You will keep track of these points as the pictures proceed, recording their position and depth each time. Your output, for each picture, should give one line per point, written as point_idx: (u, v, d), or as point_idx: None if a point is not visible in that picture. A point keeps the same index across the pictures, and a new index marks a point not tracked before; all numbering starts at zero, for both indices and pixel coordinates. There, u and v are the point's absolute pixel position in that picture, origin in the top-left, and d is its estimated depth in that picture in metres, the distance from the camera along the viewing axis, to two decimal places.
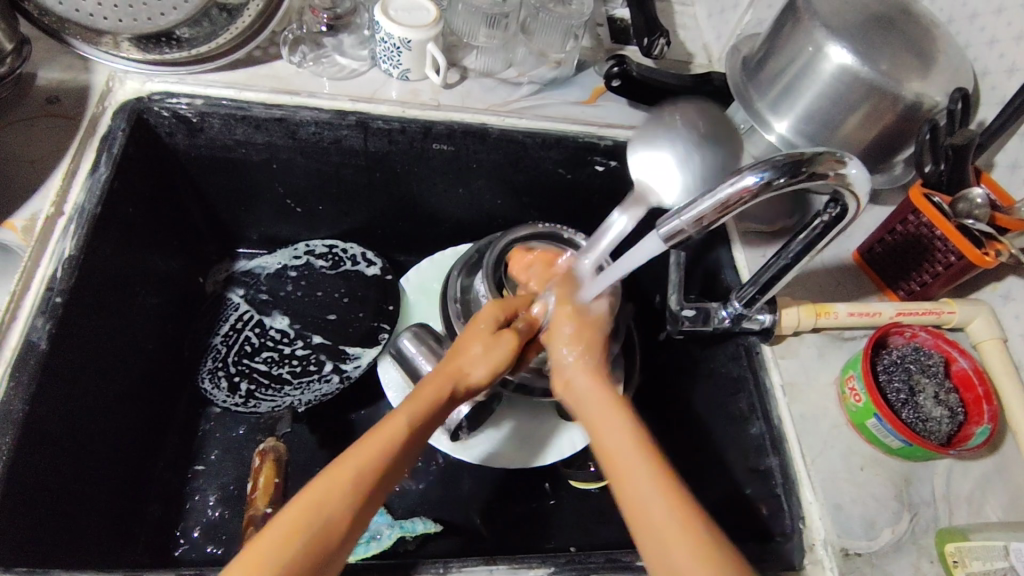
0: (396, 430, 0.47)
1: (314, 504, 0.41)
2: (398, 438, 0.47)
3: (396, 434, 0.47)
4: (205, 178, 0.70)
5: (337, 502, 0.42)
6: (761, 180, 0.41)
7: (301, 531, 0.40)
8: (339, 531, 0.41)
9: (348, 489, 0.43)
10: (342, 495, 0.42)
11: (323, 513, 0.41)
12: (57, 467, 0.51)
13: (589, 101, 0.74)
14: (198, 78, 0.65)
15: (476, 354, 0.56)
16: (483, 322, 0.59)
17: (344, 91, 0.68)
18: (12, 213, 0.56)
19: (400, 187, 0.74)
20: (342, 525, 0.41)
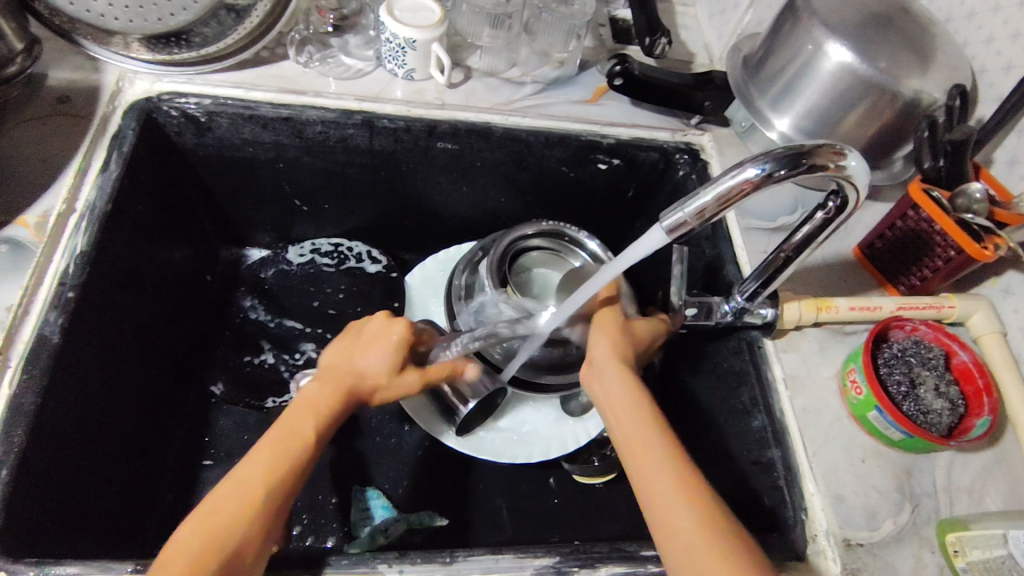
0: (299, 438, 0.47)
1: (213, 529, 0.41)
2: (302, 449, 0.47)
3: (292, 447, 0.47)
4: (212, 175, 0.71)
5: (239, 525, 0.42)
6: (762, 172, 0.41)
7: (200, 558, 0.39)
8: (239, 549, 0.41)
9: (242, 506, 0.42)
10: (244, 515, 0.42)
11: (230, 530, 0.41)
12: (69, 461, 0.52)
13: (592, 100, 0.75)
14: (206, 78, 0.66)
15: (376, 371, 0.54)
16: (383, 341, 0.56)
17: (350, 90, 0.69)
18: (24, 210, 0.57)
19: (405, 186, 0.75)
20: (237, 552, 0.41)
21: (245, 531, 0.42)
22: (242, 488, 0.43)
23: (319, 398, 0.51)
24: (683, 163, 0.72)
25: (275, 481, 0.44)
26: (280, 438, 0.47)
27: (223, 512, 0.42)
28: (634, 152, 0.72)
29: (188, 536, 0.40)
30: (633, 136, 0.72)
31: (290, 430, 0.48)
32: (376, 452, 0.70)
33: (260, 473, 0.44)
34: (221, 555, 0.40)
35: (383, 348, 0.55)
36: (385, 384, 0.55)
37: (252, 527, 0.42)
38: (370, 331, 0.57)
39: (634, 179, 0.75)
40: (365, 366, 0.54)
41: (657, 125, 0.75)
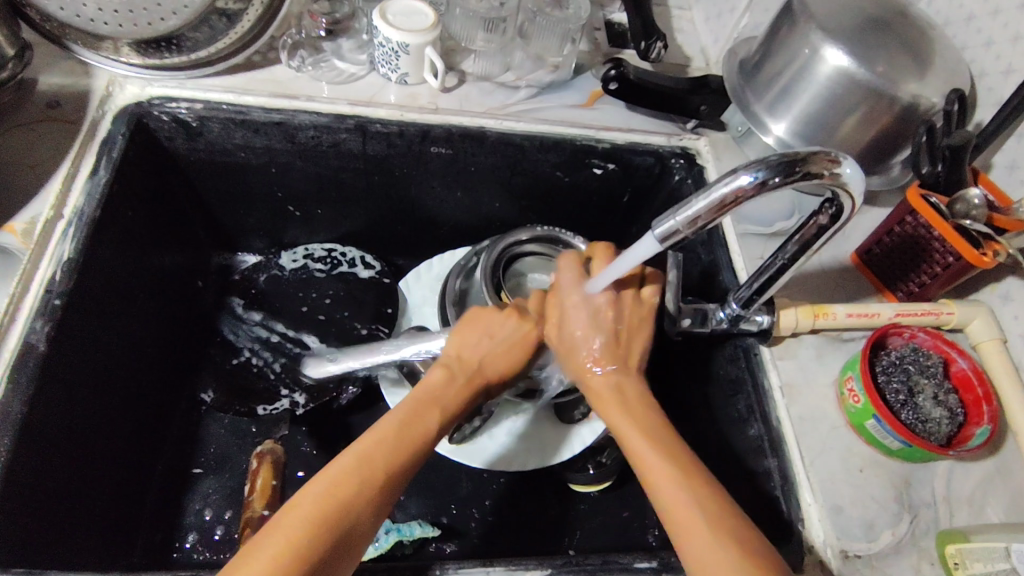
0: (424, 434, 0.47)
1: (343, 496, 0.41)
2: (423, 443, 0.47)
3: (418, 430, 0.47)
4: (204, 180, 0.71)
5: (363, 497, 0.42)
6: (755, 180, 0.41)
7: (319, 531, 0.39)
8: (358, 521, 0.41)
9: (366, 479, 0.42)
10: (370, 492, 0.42)
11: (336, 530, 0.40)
12: (56, 472, 0.51)
13: (587, 104, 0.75)
14: (198, 83, 0.66)
15: (500, 365, 0.55)
16: (511, 342, 0.56)
17: (343, 94, 0.69)
18: (11, 217, 0.56)
19: (399, 191, 0.75)
20: (357, 526, 0.41)
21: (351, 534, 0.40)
22: (369, 463, 0.43)
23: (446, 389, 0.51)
24: (679, 168, 0.72)
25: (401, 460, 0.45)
26: (402, 425, 0.47)
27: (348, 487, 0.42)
28: (630, 156, 0.72)
29: (307, 505, 0.40)
30: (628, 140, 0.72)
31: (413, 419, 0.47)
32: None
33: (389, 456, 0.44)
34: (342, 526, 0.40)
35: (514, 349, 0.56)
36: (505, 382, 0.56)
37: (372, 502, 0.42)
38: (507, 331, 0.56)
39: (629, 184, 0.74)
40: (490, 365, 0.55)
41: (653, 129, 0.74)
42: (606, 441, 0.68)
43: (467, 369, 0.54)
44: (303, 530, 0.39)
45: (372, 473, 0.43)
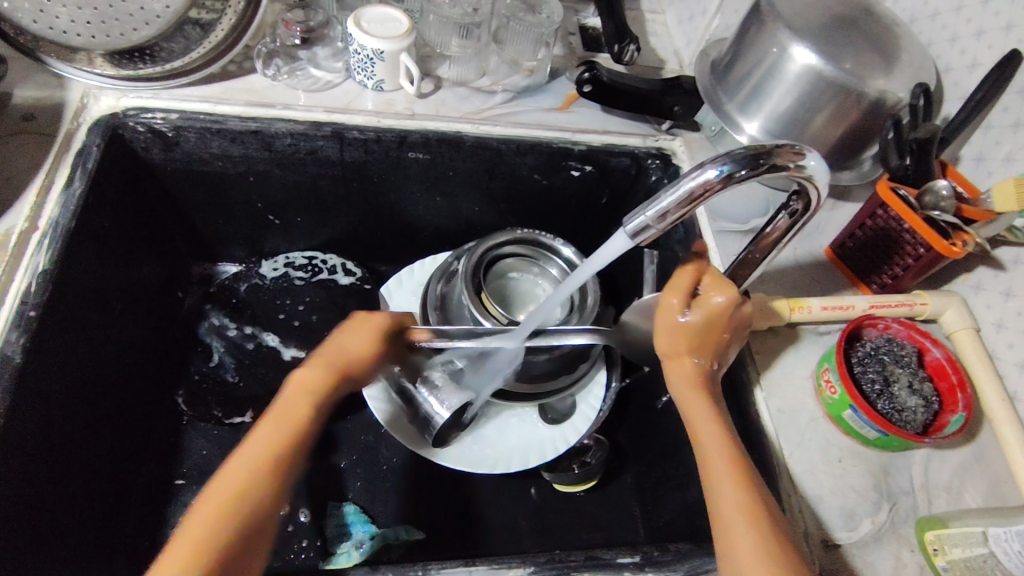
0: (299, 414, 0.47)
1: (229, 497, 0.41)
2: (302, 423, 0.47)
3: (287, 420, 0.47)
4: (182, 190, 0.71)
5: (246, 491, 0.42)
6: (722, 173, 0.41)
7: (217, 527, 0.40)
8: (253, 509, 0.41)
9: (254, 467, 0.43)
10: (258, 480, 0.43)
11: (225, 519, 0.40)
12: (34, 483, 0.50)
13: (562, 108, 0.75)
14: (173, 93, 0.66)
15: (361, 347, 0.54)
16: (361, 323, 0.56)
17: (319, 102, 0.69)
18: None
19: (378, 197, 0.75)
20: (253, 513, 0.41)
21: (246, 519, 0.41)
22: (251, 457, 0.44)
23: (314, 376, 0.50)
24: (656, 169, 0.72)
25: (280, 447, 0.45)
26: (276, 414, 0.47)
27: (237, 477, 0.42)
28: (606, 158, 0.72)
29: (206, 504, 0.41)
30: (605, 142, 0.73)
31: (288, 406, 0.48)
32: (352, 468, 0.70)
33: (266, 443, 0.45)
34: (240, 516, 0.41)
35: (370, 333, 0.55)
36: (371, 363, 0.55)
37: (264, 486, 0.43)
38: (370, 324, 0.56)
39: (607, 185, 0.75)
40: (353, 348, 0.54)
41: (628, 131, 0.75)
42: (590, 442, 0.70)
43: (326, 354, 0.53)
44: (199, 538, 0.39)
45: (251, 466, 0.43)
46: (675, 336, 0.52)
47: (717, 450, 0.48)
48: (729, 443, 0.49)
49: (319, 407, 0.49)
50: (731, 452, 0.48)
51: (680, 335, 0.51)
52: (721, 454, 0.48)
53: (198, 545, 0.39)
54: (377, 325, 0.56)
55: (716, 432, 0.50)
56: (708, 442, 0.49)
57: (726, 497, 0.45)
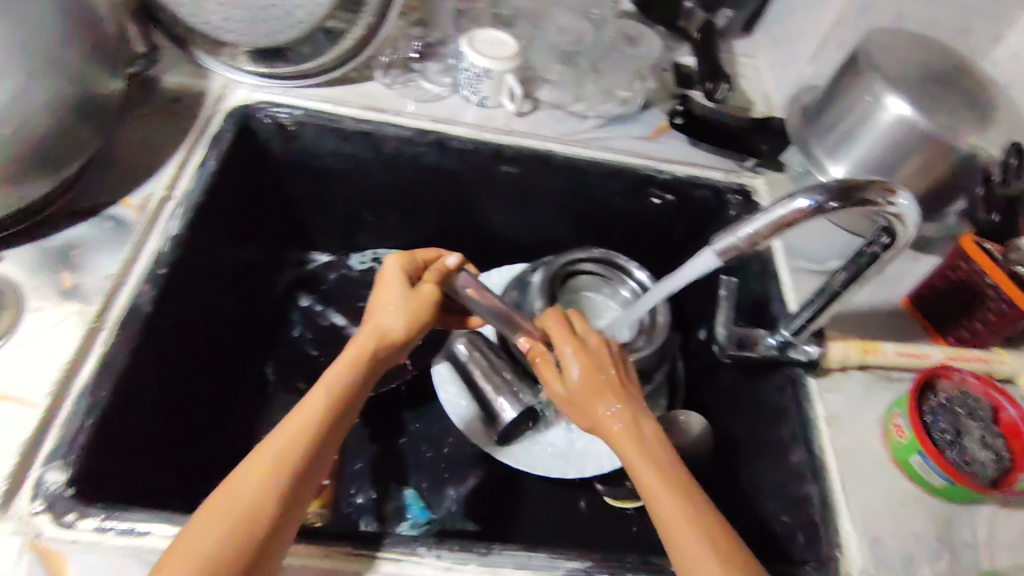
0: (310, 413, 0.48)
1: (247, 503, 0.43)
2: (312, 421, 0.48)
3: (295, 427, 0.47)
4: (293, 180, 0.77)
5: (258, 495, 0.43)
6: (813, 204, 0.43)
7: (233, 534, 0.41)
8: (266, 510, 0.43)
9: (274, 470, 0.45)
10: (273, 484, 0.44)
11: (235, 516, 0.42)
12: (146, 423, 0.56)
13: (650, 137, 0.78)
14: (299, 92, 0.73)
15: (388, 308, 0.58)
16: (386, 281, 0.60)
17: (427, 112, 0.75)
18: (129, 193, 0.62)
19: (468, 205, 0.80)
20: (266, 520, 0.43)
21: (261, 520, 0.42)
22: (264, 459, 0.45)
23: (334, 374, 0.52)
24: (735, 205, 0.74)
25: (295, 451, 0.46)
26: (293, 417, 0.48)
27: (253, 485, 0.43)
28: (688, 188, 0.75)
29: (225, 507, 0.42)
30: (688, 173, 0.75)
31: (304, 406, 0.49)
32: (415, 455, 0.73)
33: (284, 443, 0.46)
34: (256, 520, 0.42)
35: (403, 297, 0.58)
36: (409, 318, 0.57)
37: (278, 488, 0.44)
38: (399, 289, 0.59)
39: (686, 216, 0.77)
40: (382, 317, 0.57)
41: (711, 165, 0.77)
42: None
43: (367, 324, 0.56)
44: (215, 542, 0.41)
45: (264, 468, 0.44)
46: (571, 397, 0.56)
47: (643, 465, 0.49)
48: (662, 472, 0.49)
49: (336, 412, 0.49)
50: (659, 472, 0.49)
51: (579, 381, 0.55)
52: (647, 470, 0.49)
53: (210, 549, 0.40)
54: (396, 274, 0.60)
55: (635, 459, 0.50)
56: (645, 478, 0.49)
57: (668, 513, 0.46)
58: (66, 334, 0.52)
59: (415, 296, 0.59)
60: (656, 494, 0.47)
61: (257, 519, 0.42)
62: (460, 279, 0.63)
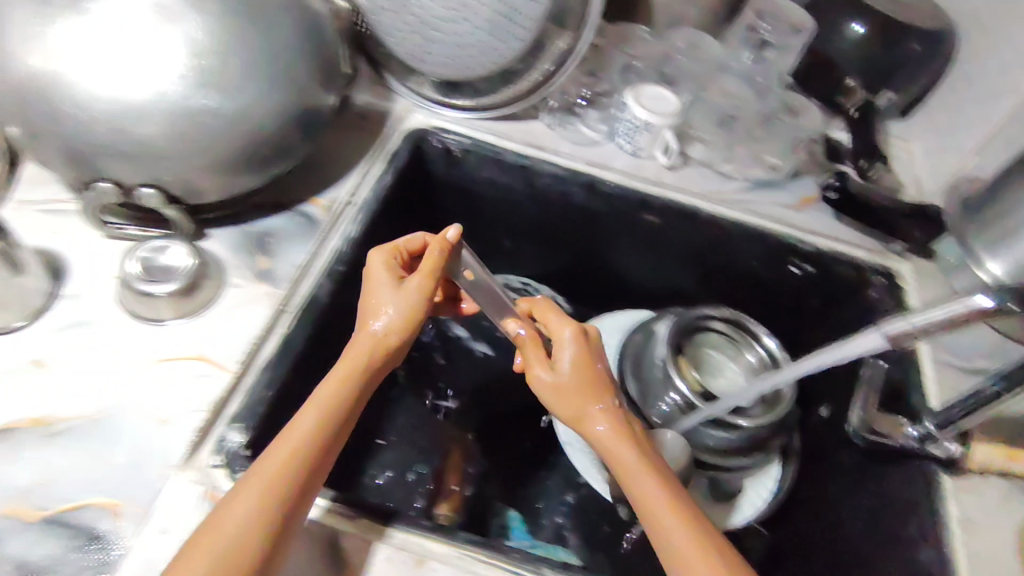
0: (305, 422, 0.46)
1: (251, 510, 0.42)
2: (308, 428, 0.46)
3: (285, 449, 0.45)
4: (447, 201, 0.82)
5: (264, 498, 0.42)
6: (995, 304, 0.43)
7: (229, 558, 0.40)
8: (263, 511, 0.42)
9: (277, 476, 0.43)
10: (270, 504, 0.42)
11: (236, 524, 0.41)
12: (304, 404, 0.60)
13: (798, 207, 0.79)
14: (470, 123, 0.78)
15: (378, 304, 0.54)
16: (375, 270, 0.55)
17: (583, 154, 0.78)
18: (317, 194, 0.68)
19: (604, 247, 0.83)
20: (263, 542, 0.42)
21: (255, 527, 0.41)
22: (262, 466, 0.44)
23: (326, 389, 0.49)
24: (880, 286, 0.73)
25: (292, 470, 0.44)
26: (290, 426, 0.46)
27: (253, 493, 0.43)
28: (831, 262, 0.75)
29: (225, 523, 0.41)
30: (832, 248, 0.75)
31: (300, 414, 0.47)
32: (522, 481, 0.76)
33: (281, 450, 0.45)
34: (255, 527, 0.42)
35: (405, 292, 0.54)
36: (405, 317, 0.53)
37: (273, 491, 0.43)
38: (410, 287, 0.54)
39: (824, 290, 0.77)
40: (370, 313, 0.53)
41: (857, 243, 0.76)
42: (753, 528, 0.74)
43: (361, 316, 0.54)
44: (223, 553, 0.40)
45: (261, 487, 0.43)
46: (559, 393, 0.55)
47: (645, 479, 0.50)
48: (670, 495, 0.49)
49: (333, 418, 0.47)
50: (663, 490, 0.49)
51: (577, 383, 0.55)
52: (648, 484, 0.50)
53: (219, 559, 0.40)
54: (382, 265, 0.55)
55: (627, 457, 0.52)
56: (647, 495, 0.49)
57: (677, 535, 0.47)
58: (253, 313, 0.58)
59: (418, 289, 0.54)
60: (659, 511, 0.48)
61: (252, 543, 0.41)
62: (460, 255, 0.58)
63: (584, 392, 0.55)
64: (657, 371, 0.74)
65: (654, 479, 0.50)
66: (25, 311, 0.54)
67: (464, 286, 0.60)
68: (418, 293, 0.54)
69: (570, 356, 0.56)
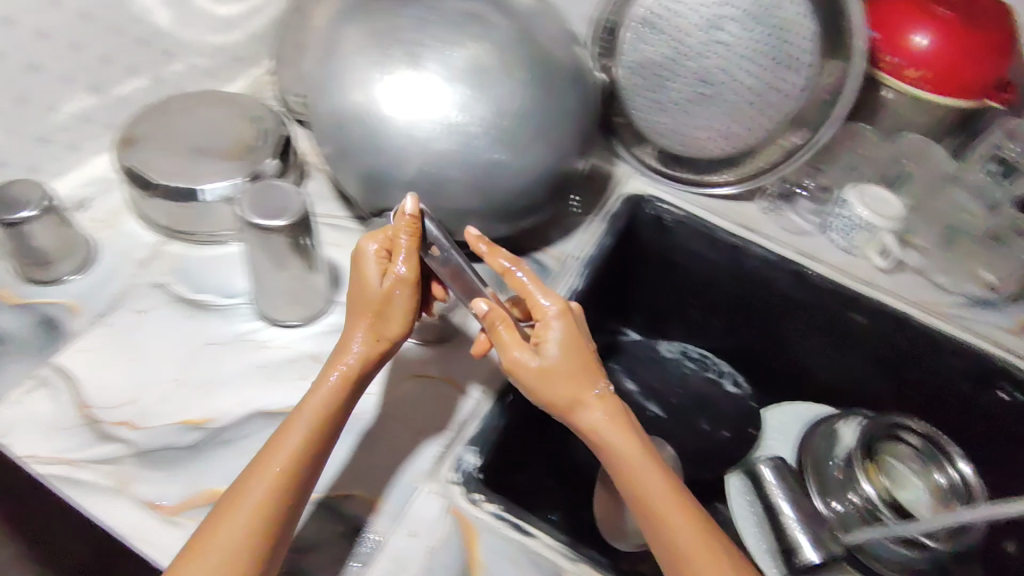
0: (297, 436, 0.48)
1: (254, 528, 0.44)
2: (301, 439, 0.48)
3: (281, 459, 0.47)
4: (647, 266, 0.85)
5: (259, 508, 0.45)
6: None
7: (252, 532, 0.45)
8: (265, 519, 0.45)
9: (278, 488, 0.46)
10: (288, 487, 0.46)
11: (234, 537, 0.44)
12: (520, 440, 0.64)
13: (1016, 331, 0.75)
14: (687, 196, 0.81)
15: (364, 300, 0.53)
16: (365, 263, 0.53)
17: (794, 243, 0.80)
18: (550, 246, 0.75)
19: (796, 336, 0.82)
20: (287, 513, 0.46)
21: (250, 538, 0.44)
22: (258, 479, 0.46)
23: (317, 401, 0.50)
24: None
25: (296, 460, 0.47)
26: (279, 439, 0.48)
27: (250, 507, 0.45)
28: None
29: (223, 538, 0.44)
30: None
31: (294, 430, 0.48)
32: None
33: (279, 463, 0.47)
34: (258, 539, 0.44)
35: (360, 294, 0.53)
36: (379, 313, 0.53)
37: (272, 501, 0.46)
38: (376, 279, 0.53)
39: None
40: (354, 331, 0.53)
41: None
42: None
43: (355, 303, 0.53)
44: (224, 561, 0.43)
45: (266, 484, 0.46)
46: (544, 378, 0.50)
47: (652, 473, 0.50)
48: (690, 515, 0.49)
49: (323, 429, 0.49)
50: (679, 509, 0.49)
51: (572, 377, 0.50)
52: (655, 477, 0.50)
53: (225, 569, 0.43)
54: (372, 254, 0.53)
55: (630, 448, 0.50)
56: (660, 506, 0.49)
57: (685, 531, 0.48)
58: (489, 352, 0.64)
59: (399, 281, 0.52)
60: (677, 526, 0.48)
61: (273, 525, 0.45)
62: (425, 229, 0.53)
63: (506, 352, 0.51)
64: (841, 473, 0.71)
65: (667, 492, 0.49)
66: (310, 311, 0.61)
67: (433, 265, 0.54)
68: (399, 291, 0.53)
69: (555, 335, 0.51)
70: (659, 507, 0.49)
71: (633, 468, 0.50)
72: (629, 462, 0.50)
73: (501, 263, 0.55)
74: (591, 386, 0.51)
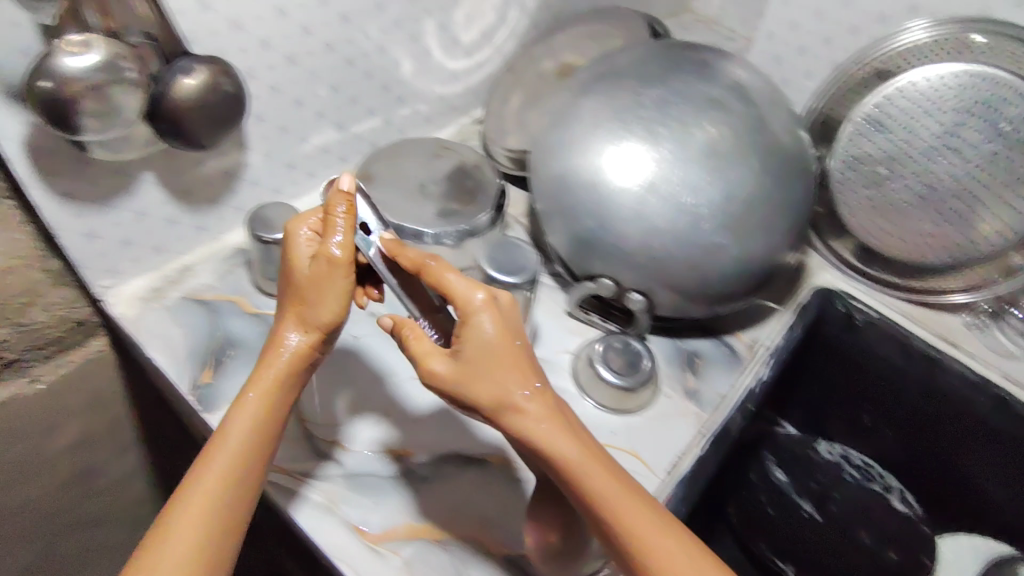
0: (233, 439, 0.48)
1: (196, 535, 0.44)
2: (238, 442, 0.47)
3: (218, 470, 0.46)
4: (824, 364, 0.80)
5: (202, 518, 0.45)
6: None
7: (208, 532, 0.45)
8: (212, 524, 0.45)
9: (219, 492, 0.46)
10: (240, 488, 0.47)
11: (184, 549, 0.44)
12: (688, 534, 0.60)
13: None
14: (881, 298, 0.76)
15: (296, 288, 0.50)
16: (298, 259, 0.50)
17: (999, 365, 0.72)
18: (740, 329, 0.72)
19: (986, 465, 0.74)
20: (244, 509, 0.47)
21: (198, 544, 0.44)
22: (196, 488, 0.46)
23: (254, 405, 0.48)
24: None
25: (235, 461, 0.47)
26: (211, 449, 0.47)
27: (194, 516, 0.45)
28: None
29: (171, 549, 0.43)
30: None
31: (227, 437, 0.48)
32: None
33: (217, 471, 0.46)
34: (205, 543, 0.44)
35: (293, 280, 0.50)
36: (316, 308, 0.50)
37: (214, 504, 0.45)
38: (304, 263, 0.50)
39: None
40: (287, 327, 0.51)
41: None
42: None
43: (290, 302, 0.51)
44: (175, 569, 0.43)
45: (201, 497, 0.45)
46: (473, 375, 0.46)
47: (563, 439, 0.45)
48: (596, 458, 0.46)
49: (263, 426, 0.49)
50: (620, 486, 0.45)
51: (497, 360, 0.46)
52: (570, 445, 0.46)
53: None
54: (304, 246, 0.50)
55: (570, 452, 0.46)
56: (603, 492, 0.45)
57: (646, 530, 0.44)
58: (673, 434, 0.62)
59: (324, 271, 0.49)
60: (629, 517, 0.45)
61: (230, 524, 0.46)
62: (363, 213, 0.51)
63: (484, 370, 0.46)
64: None
65: (564, 433, 0.46)
66: None
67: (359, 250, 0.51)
68: (335, 279, 0.49)
69: (485, 331, 0.46)
70: (604, 496, 0.45)
71: (585, 470, 0.45)
72: (562, 454, 0.46)
73: (418, 253, 0.50)
74: (522, 378, 0.47)
